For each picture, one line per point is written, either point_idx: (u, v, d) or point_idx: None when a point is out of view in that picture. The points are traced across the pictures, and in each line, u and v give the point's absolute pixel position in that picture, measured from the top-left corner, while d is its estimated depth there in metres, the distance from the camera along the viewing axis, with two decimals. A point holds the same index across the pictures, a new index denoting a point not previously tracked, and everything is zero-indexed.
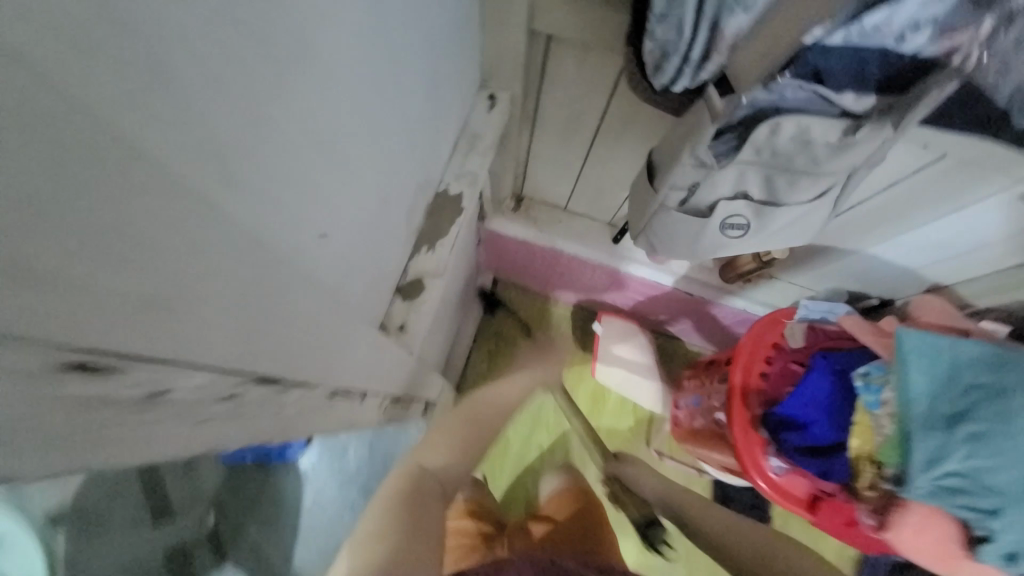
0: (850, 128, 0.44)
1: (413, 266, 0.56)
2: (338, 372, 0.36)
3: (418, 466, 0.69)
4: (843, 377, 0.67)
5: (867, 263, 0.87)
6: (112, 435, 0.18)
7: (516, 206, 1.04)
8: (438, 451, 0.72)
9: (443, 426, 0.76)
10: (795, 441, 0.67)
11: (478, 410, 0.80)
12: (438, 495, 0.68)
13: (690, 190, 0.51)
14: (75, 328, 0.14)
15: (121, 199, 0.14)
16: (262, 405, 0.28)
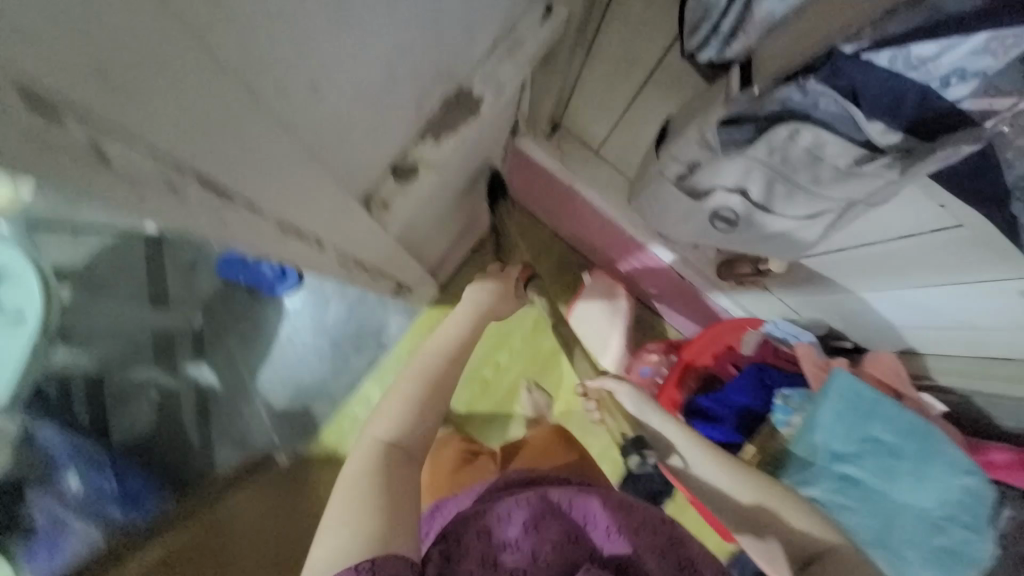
0: (863, 158, 0.44)
1: (413, 151, 0.57)
2: (299, 215, 0.39)
3: (377, 436, 0.59)
4: (767, 392, 0.72)
5: (856, 305, 0.87)
6: (49, 161, 0.20)
7: (550, 132, 1.02)
8: (394, 410, 0.61)
9: (400, 383, 0.63)
10: (701, 429, 0.72)
11: (448, 341, 0.68)
12: (405, 459, 0.58)
13: (689, 167, 0.52)
14: (16, 63, 0.15)
15: (105, 11, 0.17)
16: (208, 207, 0.30)
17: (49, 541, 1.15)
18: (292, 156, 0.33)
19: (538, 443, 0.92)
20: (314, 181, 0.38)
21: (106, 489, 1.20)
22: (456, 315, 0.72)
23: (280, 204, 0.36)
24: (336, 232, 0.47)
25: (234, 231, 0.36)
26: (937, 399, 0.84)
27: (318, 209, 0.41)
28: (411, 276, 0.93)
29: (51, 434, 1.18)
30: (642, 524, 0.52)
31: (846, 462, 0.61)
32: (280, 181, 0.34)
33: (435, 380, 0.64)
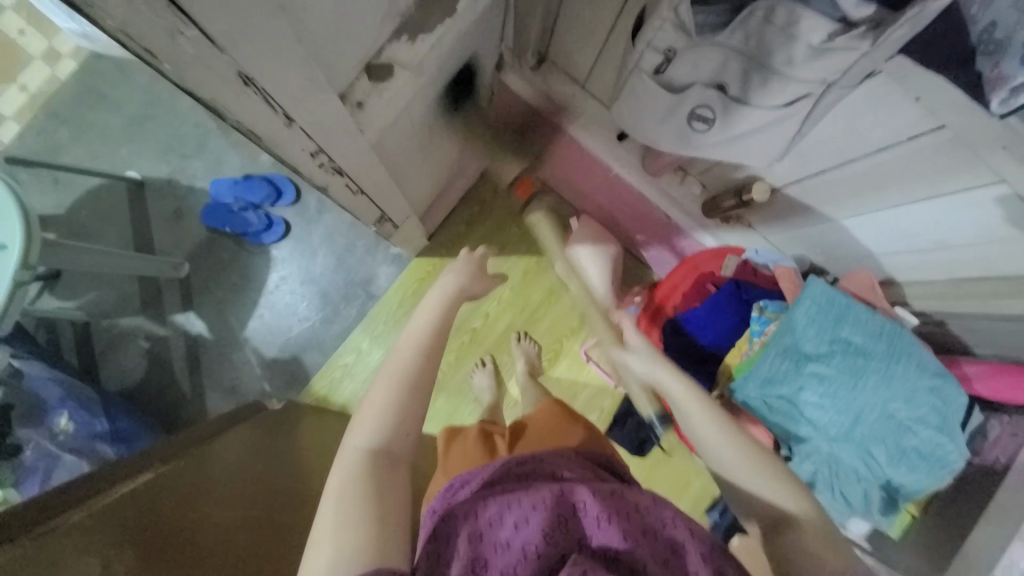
0: (837, 33, 0.44)
1: (387, 52, 0.56)
2: (265, 75, 0.37)
3: (360, 445, 0.53)
4: (745, 306, 0.75)
5: (838, 235, 0.87)
6: None
7: (536, 65, 0.99)
8: (371, 414, 0.55)
9: (377, 387, 0.57)
10: (679, 344, 0.76)
11: (426, 333, 0.61)
12: (393, 462, 0.53)
13: (665, 56, 0.51)
14: None
15: None
16: (159, 31, 0.28)
17: (40, 470, 0.95)
18: (265, 0, 0.33)
19: (549, 423, 0.86)
20: (288, 39, 0.37)
21: (99, 429, 1.07)
22: (430, 303, 0.65)
23: (250, 55, 0.35)
24: (310, 116, 0.46)
25: (204, 90, 0.35)
26: (910, 314, 0.86)
27: (292, 80, 0.40)
28: (394, 210, 0.93)
29: (39, 373, 1.09)
30: (628, 512, 0.50)
31: (817, 362, 0.63)
32: (251, 24, 0.33)
33: (413, 378, 0.57)
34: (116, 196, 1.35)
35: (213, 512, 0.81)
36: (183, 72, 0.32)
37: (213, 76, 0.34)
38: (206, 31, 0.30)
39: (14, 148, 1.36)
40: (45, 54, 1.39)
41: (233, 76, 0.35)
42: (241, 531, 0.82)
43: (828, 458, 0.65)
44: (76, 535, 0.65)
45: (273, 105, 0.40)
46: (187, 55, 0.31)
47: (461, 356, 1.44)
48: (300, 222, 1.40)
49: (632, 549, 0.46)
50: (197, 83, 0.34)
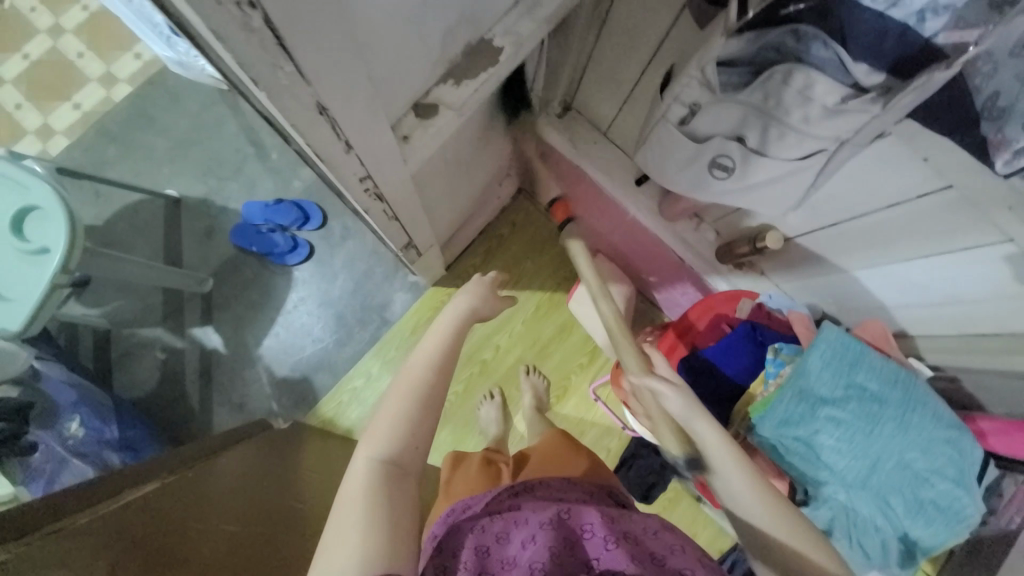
0: (850, 96, 0.48)
1: (434, 92, 0.62)
2: (338, 106, 0.42)
3: (371, 454, 0.53)
4: (761, 347, 0.76)
5: (850, 285, 0.90)
6: None
7: (561, 113, 1.07)
8: (382, 426, 0.55)
9: (392, 399, 0.57)
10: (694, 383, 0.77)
11: (438, 354, 0.62)
12: (402, 476, 0.53)
13: (690, 110, 0.56)
14: None
15: None
16: (264, 65, 0.33)
17: (43, 478, 0.95)
18: (350, 43, 0.38)
19: (553, 453, 0.85)
20: (362, 76, 0.41)
21: (107, 437, 1.07)
22: (438, 326, 0.66)
23: (330, 88, 0.39)
24: (367, 144, 0.50)
25: (286, 116, 0.39)
26: (923, 366, 0.87)
27: (358, 110, 0.45)
28: (419, 238, 0.97)
29: (56, 377, 1.09)
30: (639, 540, 0.49)
31: (833, 407, 0.63)
32: (337, 62, 0.38)
33: (426, 397, 0.58)
34: (152, 211, 1.42)
35: (216, 527, 0.80)
36: (273, 100, 0.37)
37: (297, 104, 0.38)
38: (300, 65, 0.35)
39: (62, 161, 1.44)
40: (102, 78, 1.50)
41: (313, 104, 0.39)
42: (242, 547, 0.81)
43: (844, 504, 0.64)
44: (84, 540, 0.63)
45: (338, 133, 0.45)
46: (282, 86, 0.35)
47: (469, 388, 1.44)
48: (324, 246, 1.45)
49: (641, 572, 0.44)
50: (282, 109, 0.38)
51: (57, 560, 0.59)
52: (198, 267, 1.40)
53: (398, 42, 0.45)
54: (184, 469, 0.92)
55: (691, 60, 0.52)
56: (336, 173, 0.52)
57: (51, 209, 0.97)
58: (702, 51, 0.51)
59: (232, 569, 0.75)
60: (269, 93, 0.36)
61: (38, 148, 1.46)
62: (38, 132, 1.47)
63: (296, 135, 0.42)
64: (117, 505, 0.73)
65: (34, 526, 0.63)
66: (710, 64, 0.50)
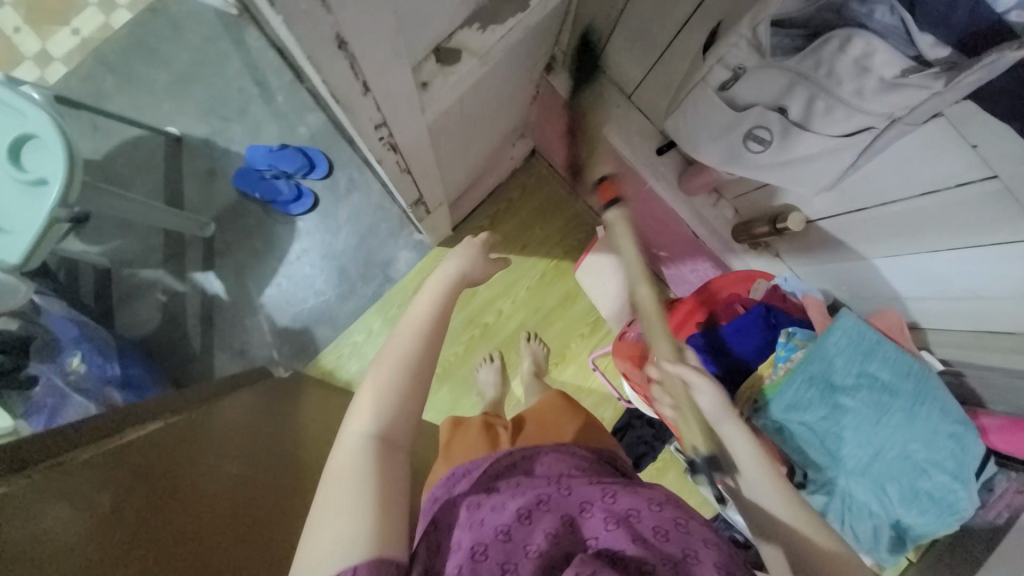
0: (910, 70, 0.45)
1: (458, 36, 0.57)
2: (360, 46, 0.39)
3: (364, 430, 0.53)
4: (772, 330, 0.75)
5: (868, 273, 0.87)
6: None
7: None
8: (370, 399, 0.54)
9: (379, 366, 0.57)
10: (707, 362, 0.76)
11: (428, 323, 0.61)
12: (393, 451, 0.53)
13: (734, 73, 0.52)
14: None
15: None
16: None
17: (45, 411, 0.93)
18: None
19: (551, 420, 0.84)
20: (386, 10, 0.38)
21: (110, 374, 1.08)
22: (428, 294, 0.64)
23: (351, 22, 0.36)
24: (384, 88, 0.47)
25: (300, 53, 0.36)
26: (934, 359, 0.86)
27: (377, 49, 0.41)
28: (429, 196, 0.94)
29: (57, 314, 1.09)
30: (637, 516, 0.49)
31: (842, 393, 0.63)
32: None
33: (414, 367, 0.57)
34: (154, 149, 1.37)
35: (219, 469, 0.81)
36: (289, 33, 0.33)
37: (314, 37, 0.35)
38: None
39: (58, 89, 1.38)
40: (101, 2, 1.41)
41: (331, 38, 0.36)
42: (245, 487, 0.83)
43: (841, 489, 0.65)
44: (84, 478, 0.64)
45: (354, 73, 0.41)
46: (299, 16, 0.32)
47: (469, 350, 1.44)
48: (329, 197, 1.41)
49: (640, 554, 0.45)
50: (298, 45, 0.35)
51: (56, 497, 0.59)
52: (201, 211, 1.36)
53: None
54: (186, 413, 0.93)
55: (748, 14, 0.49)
56: (352, 118, 0.49)
57: (47, 140, 0.93)
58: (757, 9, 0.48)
59: (233, 509, 0.77)
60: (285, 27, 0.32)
61: (35, 74, 1.39)
62: (33, 56, 1.40)
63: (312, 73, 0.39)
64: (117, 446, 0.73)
65: (33, 462, 0.64)
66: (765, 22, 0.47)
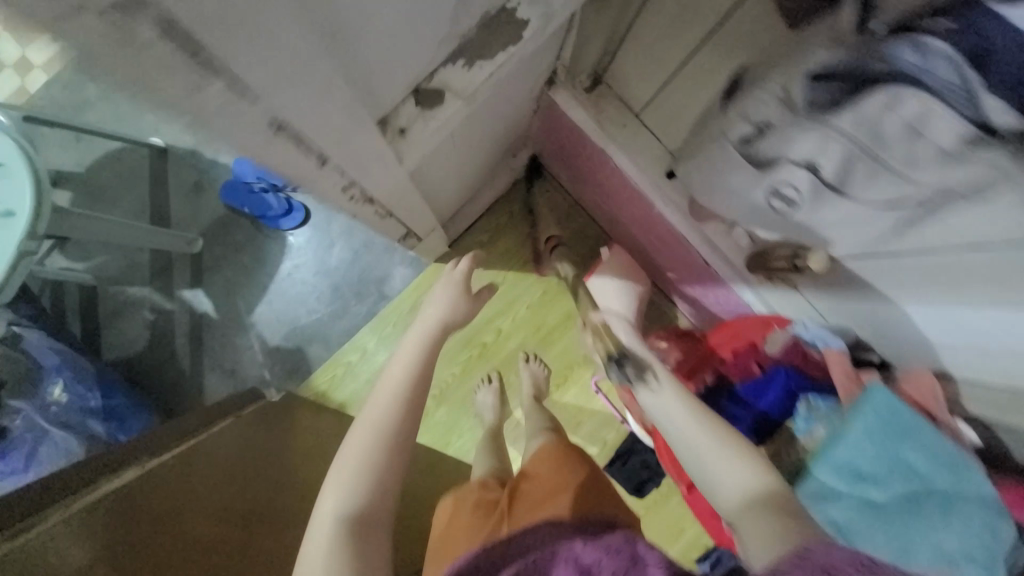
0: (973, 140, 0.35)
1: (440, 75, 0.49)
2: (295, 115, 0.32)
3: (334, 511, 0.48)
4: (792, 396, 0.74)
5: (895, 315, 0.80)
6: None
7: (589, 87, 0.94)
8: (342, 477, 0.50)
9: (352, 439, 0.53)
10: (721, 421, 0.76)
11: (402, 391, 0.56)
12: (366, 530, 0.47)
13: (759, 127, 0.46)
14: None
15: None
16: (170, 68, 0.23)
17: (25, 446, 0.92)
18: (310, 42, 0.27)
19: (550, 480, 0.81)
20: (329, 77, 0.32)
21: (91, 405, 1.03)
22: (399, 358, 0.60)
23: (284, 97, 0.30)
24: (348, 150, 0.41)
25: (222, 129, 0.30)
26: (969, 430, 0.81)
27: (327, 116, 0.35)
28: (420, 226, 0.88)
29: (37, 342, 1.06)
30: (597, 567, 0.49)
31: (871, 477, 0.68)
32: (290, 67, 0.28)
33: (392, 437, 0.53)
34: (138, 161, 1.31)
35: (195, 518, 0.78)
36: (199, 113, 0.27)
37: (237, 116, 0.29)
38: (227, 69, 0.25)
39: (39, 99, 1.32)
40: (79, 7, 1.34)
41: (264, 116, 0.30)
42: (220, 536, 0.79)
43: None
44: (59, 537, 0.63)
45: (301, 142, 0.36)
46: (210, 101, 0.26)
47: (467, 370, 1.39)
48: (320, 210, 1.35)
49: None
50: (212, 125, 0.29)
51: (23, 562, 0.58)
52: (188, 227, 1.31)
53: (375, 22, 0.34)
54: (180, 442, 0.91)
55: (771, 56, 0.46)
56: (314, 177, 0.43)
57: (12, 165, 0.87)
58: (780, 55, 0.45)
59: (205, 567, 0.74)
60: (192, 110, 0.27)
61: (14, 82, 1.33)
62: (10, 63, 1.33)
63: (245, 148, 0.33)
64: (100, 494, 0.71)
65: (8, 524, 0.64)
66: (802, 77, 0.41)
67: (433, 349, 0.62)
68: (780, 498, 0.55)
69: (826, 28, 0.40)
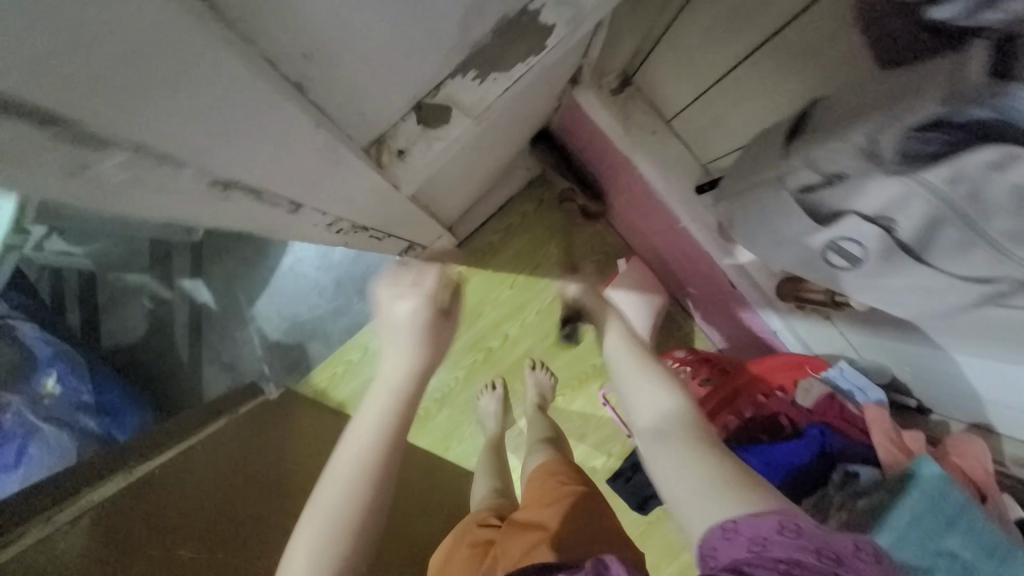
0: None
1: (447, 88, 0.42)
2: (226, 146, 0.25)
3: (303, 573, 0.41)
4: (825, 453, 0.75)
5: (940, 365, 0.72)
6: None
7: (617, 90, 0.86)
8: (313, 529, 0.42)
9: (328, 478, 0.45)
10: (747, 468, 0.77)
11: (388, 435, 0.47)
12: None
13: (827, 178, 0.41)
14: None
15: None
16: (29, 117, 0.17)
17: (15, 441, 0.92)
18: (221, 75, 0.22)
19: (551, 510, 0.76)
20: (253, 109, 0.25)
21: (84, 400, 1.02)
22: (383, 389, 0.49)
23: (186, 143, 0.24)
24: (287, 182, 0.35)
25: (67, 193, 0.24)
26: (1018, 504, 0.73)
27: (259, 149, 0.29)
28: (426, 233, 0.81)
29: (34, 332, 1.04)
30: None
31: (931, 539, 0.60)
32: (189, 110, 0.22)
33: (373, 477, 0.44)
34: None
35: (186, 515, 0.71)
36: (37, 182, 0.22)
37: (130, 164, 0.23)
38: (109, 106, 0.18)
39: None
40: None
41: (146, 166, 0.24)
42: (214, 526, 0.73)
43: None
44: (54, 548, 0.59)
45: (215, 183, 0.30)
46: (66, 161, 0.21)
47: (470, 375, 1.34)
48: None
49: None
50: (58, 191, 0.23)
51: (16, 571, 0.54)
52: None
53: (344, 37, 0.27)
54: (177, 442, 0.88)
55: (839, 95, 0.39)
56: (261, 209, 0.38)
57: None
58: (845, 98, 0.38)
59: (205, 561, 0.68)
60: (29, 174, 0.21)
61: None
62: None
63: (134, 200, 0.28)
64: (86, 505, 0.66)
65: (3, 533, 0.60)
66: (891, 134, 0.34)
67: (423, 381, 0.50)
68: (711, 431, 0.43)
69: (908, 75, 0.32)
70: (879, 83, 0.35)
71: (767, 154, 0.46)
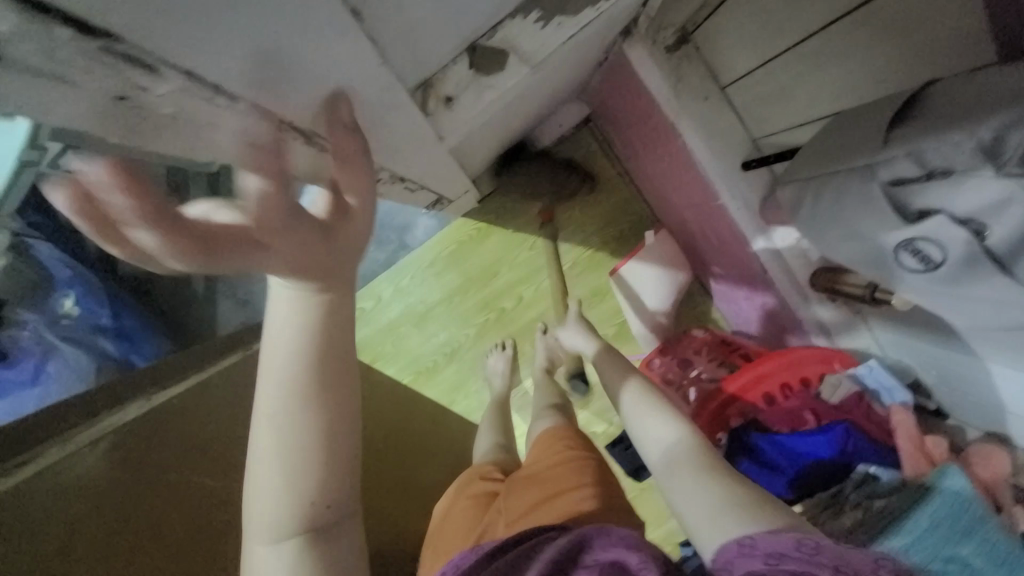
0: None
1: (506, 30, 0.37)
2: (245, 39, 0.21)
3: (268, 516, 0.40)
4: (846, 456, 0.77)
5: (972, 375, 0.70)
6: None
7: (673, 47, 0.79)
8: (269, 472, 0.40)
9: (262, 420, 0.40)
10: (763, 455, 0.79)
11: (300, 371, 0.39)
12: (322, 528, 0.41)
13: (927, 174, 0.42)
14: None
15: None
16: None
17: (34, 358, 0.96)
18: None
19: (554, 469, 0.77)
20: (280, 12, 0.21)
21: (101, 323, 1.05)
22: (287, 318, 0.38)
23: (200, 58, 0.21)
24: (321, 125, 0.32)
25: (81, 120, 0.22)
26: None
27: (292, 84, 0.26)
28: (454, 186, 0.77)
29: (48, 252, 0.99)
30: None
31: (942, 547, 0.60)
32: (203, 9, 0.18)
33: (314, 396, 0.40)
34: None
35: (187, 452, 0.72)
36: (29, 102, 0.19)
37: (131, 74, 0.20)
38: None
39: None
40: None
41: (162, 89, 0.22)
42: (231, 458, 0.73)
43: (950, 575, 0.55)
44: (71, 472, 0.56)
45: (245, 120, 0.27)
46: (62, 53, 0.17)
47: (480, 334, 1.32)
48: None
49: None
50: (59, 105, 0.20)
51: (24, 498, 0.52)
52: None
53: None
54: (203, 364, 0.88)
55: (958, 79, 0.41)
56: (301, 156, 0.35)
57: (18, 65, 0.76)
58: (965, 85, 0.40)
59: (194, 511, 0.64)
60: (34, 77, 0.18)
61: None
62: None
63: (152, 135, 0.26)
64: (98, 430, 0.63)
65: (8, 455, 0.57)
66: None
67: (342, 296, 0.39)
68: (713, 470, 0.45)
69: None
70: (1009, 77, 0.37)
71: (854, 136, 0.48)
